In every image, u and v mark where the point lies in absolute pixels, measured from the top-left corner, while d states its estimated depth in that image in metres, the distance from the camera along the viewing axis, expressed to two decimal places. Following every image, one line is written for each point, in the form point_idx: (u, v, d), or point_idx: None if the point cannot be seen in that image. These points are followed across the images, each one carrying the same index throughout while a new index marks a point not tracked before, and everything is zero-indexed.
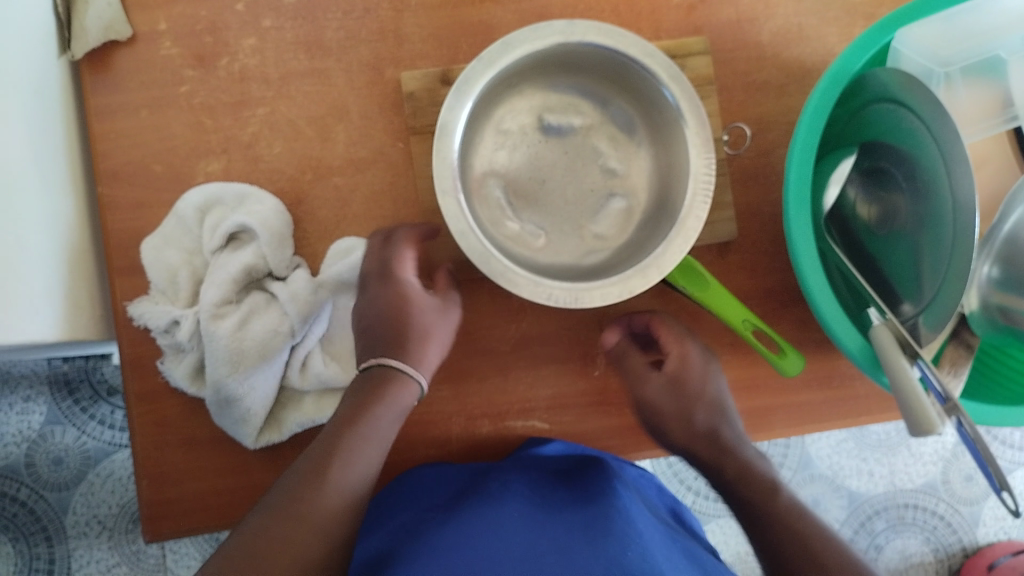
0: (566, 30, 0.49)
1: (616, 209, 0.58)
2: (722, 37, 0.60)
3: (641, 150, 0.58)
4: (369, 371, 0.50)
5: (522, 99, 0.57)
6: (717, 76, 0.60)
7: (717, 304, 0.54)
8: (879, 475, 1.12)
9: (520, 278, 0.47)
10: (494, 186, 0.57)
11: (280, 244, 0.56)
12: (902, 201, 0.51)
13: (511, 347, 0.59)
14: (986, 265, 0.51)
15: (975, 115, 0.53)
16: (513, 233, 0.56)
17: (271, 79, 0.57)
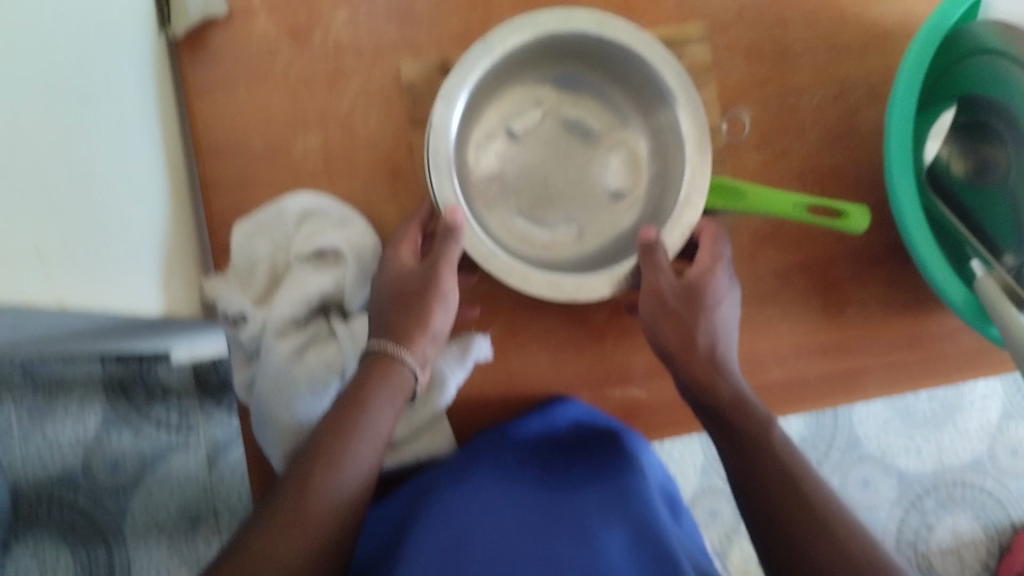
0: (483, 53, 0.50)
1: (622, 160, 0.58)
2: (803, 0, 0.61)
3: (609, 101, 0.58)
4: (372, 355, 0.50)
5: (482, 129, 0.56)
6: (799, 39, 0.61)
7: (763, 202, 0.52)
8: (927, 453, 1.12)
9: (591, 280, 0.50)
10: (514, 219, 0.56)
11: (359, 275, 0.55)
12: (1001, 153, 0.51)
13: (608, 313, 0.59)
14: None
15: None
16: (551, 242, 0.56)
17: (365, 52, 0.58)
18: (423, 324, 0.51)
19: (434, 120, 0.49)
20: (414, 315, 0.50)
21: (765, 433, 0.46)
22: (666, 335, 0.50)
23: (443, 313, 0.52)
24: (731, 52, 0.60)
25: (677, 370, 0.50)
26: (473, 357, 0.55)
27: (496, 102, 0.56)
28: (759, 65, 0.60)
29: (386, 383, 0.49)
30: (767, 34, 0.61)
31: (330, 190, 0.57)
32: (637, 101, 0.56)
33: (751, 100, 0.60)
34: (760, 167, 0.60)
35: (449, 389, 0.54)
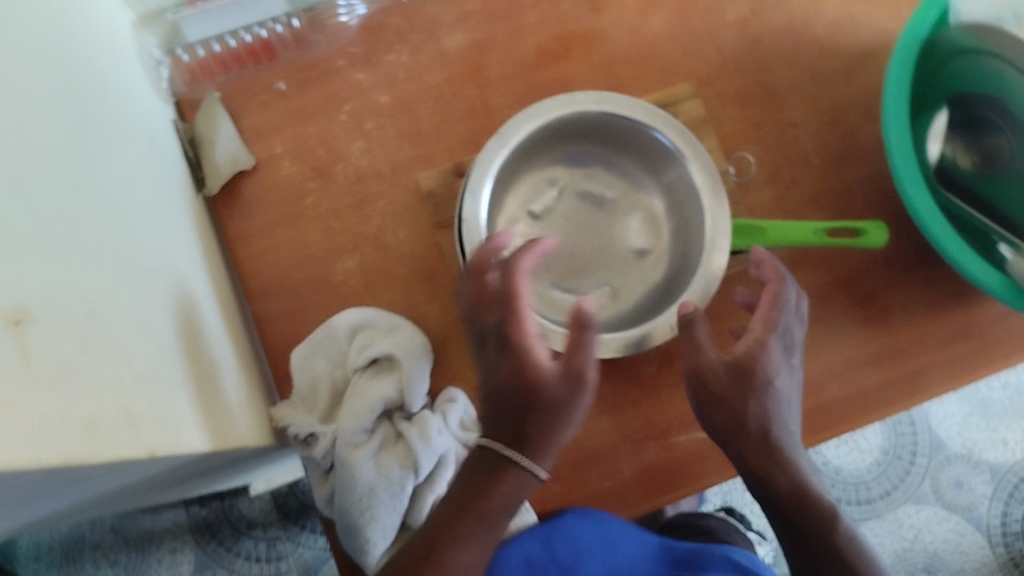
0: (498, 146, 0.53)
1: (641, 219, 0.60)
2: (781, 40, 0.64)
3: (620, 167, 0.60)
4: (495, 459, 0.46)
5: (505, 216, 0.59)
6: (786, 75, 0.64)
7: (783, 235, 0.55)
8: (1014, 441, 1.15)
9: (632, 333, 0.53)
10: (549, 290, 0.58)
11: (413, 371, 0.57)
12: (1004, 140, 0.53)
13: (658, 365, 0.61)
14: None
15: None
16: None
17: (384, 173, 0.62)
18: (563, 433, 0.47)
19: (465, 215, 0.52)
20: (552, 428, 0.46)
21: (830, 525, 0.50)
22: (716, 418, 0.50)
23: (571, 424, 0.47)
24: (722, 100, 0.63)
25: (725, 435, 0.50)
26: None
27: (514, 188, 0.59)
28: (753, 107, 0.63)
29: (510, 503, 0.47)
30: (753, 77, 0.64)
31: (374, 303, 0.61)
32: (647, 164, 0.59)
33: (753, 139, 0.63)
34: (776, 201, 0.62)
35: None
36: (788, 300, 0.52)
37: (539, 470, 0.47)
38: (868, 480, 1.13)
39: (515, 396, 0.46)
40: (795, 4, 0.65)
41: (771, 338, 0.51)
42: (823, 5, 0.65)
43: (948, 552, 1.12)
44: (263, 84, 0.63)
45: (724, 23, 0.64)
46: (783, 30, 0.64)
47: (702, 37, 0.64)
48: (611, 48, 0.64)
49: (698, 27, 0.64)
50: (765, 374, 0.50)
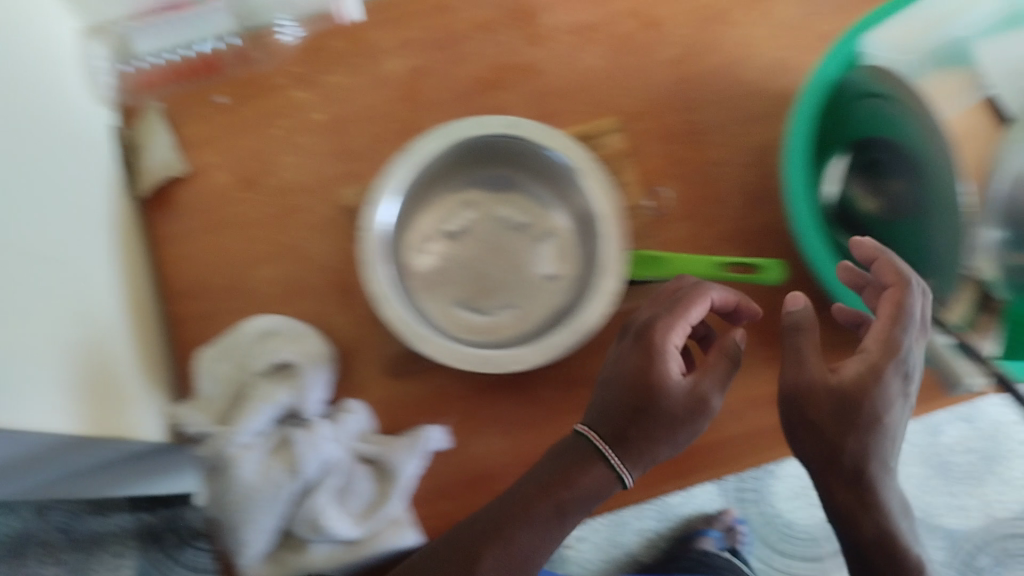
0: (405, 161, 0.55)
1: (553, 246, 0.61)
2: (712, 81, 0.66)
3: (534, 195, 0.62)
4: (590, 449, 0.51)
5: (417, 233, 0.60)
6: (713, 116, 0.65)
7: (683, 267, 0.58)
8: (973, 509, 1.12)
9: (525, 350, 0.53)
10: (456, 310, 0.59)
11: (307, 381, 0.57)
12: (901, 184, 0.54)
13: (561, 392, 0.60)
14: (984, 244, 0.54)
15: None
16: (495, 327, 0.59)
17: (314, 186, 0.64)
18: (663, 446, 0.50)
19: (368, 222, 0.53)
20: (650, 440, 0.50)
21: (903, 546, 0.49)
22: (804, 441, 0.49)
23: (674, 445, 0.50)
24: (649, 137, 0.64)
25: (806, 455, 0.49)
26: (428, 447, 0.58)
27: (428, 207, 0.60)
28: (679, 145, 0.64)
29: (589, 497, 0.50)
30: (681, 115, 0.65)
31: (290, 311, 0.61)
32: (559, 192, 0.60)
33: (675, 176, 0.64)
34: (694, 238, 0.63)
35: (403, 478, 0.56)
36: (912, 309, 0.49)
37: (627, 475, 0.50)
38: (818, 537, 1.11)
39: (634, 389, 0.50)
40: (727, 48, 0.66)
41: (887, 368, 0.48)
42: (756, 51, 0.66)
43: None
44: (203, 95, 0.64)
45: (657, 62, 0.66)
46: (713, 73, 0.66)
47: (635, 74, 0.66)
48: (543, 80, 0.65)
49: (632, 64, 0.66)
50: (871, 409, 0.47)
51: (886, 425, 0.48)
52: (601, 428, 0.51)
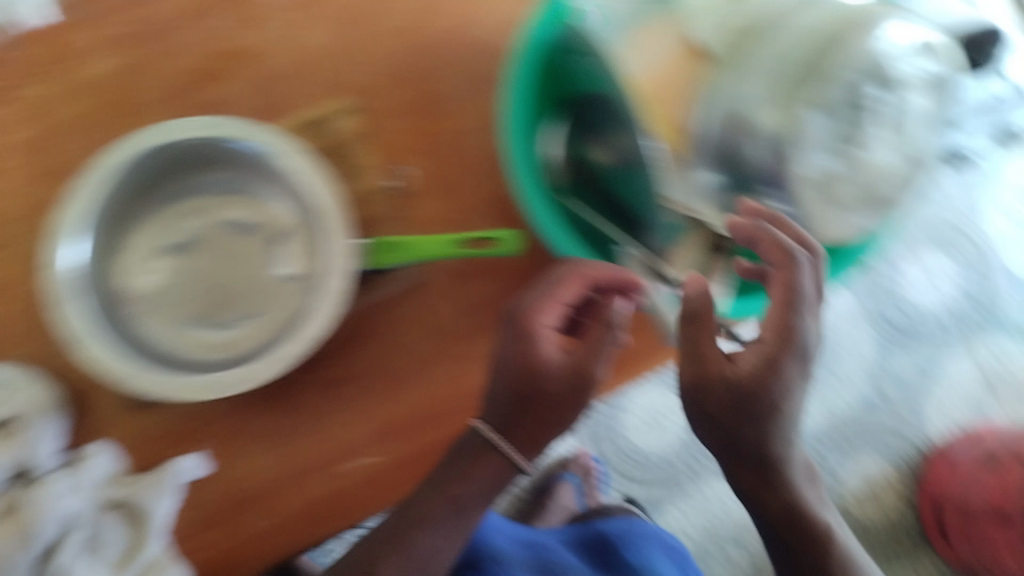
0: (88, 189, 0.51)
1: (287, 247, 0.59)
2: (442, 47, 0.63)
3: (257, 193, 0.59)
4: (488, 444, 0.57)
5: (135, 253, 0.58)
6: (449, 83, 0.62)
7: (420, 248, 0.55)
8: (813, 406, 1.14)
9: (252, 365, 0.52)
10: (192, 329, 0.57)
11: (34, 434, 0.55)
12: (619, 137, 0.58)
13: (319, 397, 0.61)
14: (704, 173, 0.60)
15: (647, 59, 0.60)
16: (237, 338, 0.58)
17: (22, 213, 0.58)
18: (554, 424, 0.58)
19: (55, 263, 0.50)
20: (538, 424, 0.58)
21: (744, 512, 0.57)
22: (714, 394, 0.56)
23: (566, 415, 0.58)
24: (389, 113, 0.61)
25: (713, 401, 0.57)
26: (184, 477, 0.57)
27: (143, 224, 0.58)
28: (421, 118, 0.61)
29: (480, 490, 0.59)
30: (420, 87, 0.62)
31: (17, 354, 0.58)
32: (281, 187, 0.58)
33: (418, 153, 0.61)
34: (442, 215, 0.60)
35: (156, 517, 0.56)
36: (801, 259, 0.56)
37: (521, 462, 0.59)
38: None
39: (522, 378, 0.56)
40: (456, 10, 0.63)
41: (781, 362, 0.55)
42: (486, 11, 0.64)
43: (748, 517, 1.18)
44: None
45: (391, 30, 0.62)
46: (442, 37, 0.63)
47: (361, 47, 0.61)
48: (262, 64, 0.61)
49: (356, 36, 0.61)
50: (768, 399, 0.56)
51: (783, 410, 0.57)
52: (528, 395, 0.56)
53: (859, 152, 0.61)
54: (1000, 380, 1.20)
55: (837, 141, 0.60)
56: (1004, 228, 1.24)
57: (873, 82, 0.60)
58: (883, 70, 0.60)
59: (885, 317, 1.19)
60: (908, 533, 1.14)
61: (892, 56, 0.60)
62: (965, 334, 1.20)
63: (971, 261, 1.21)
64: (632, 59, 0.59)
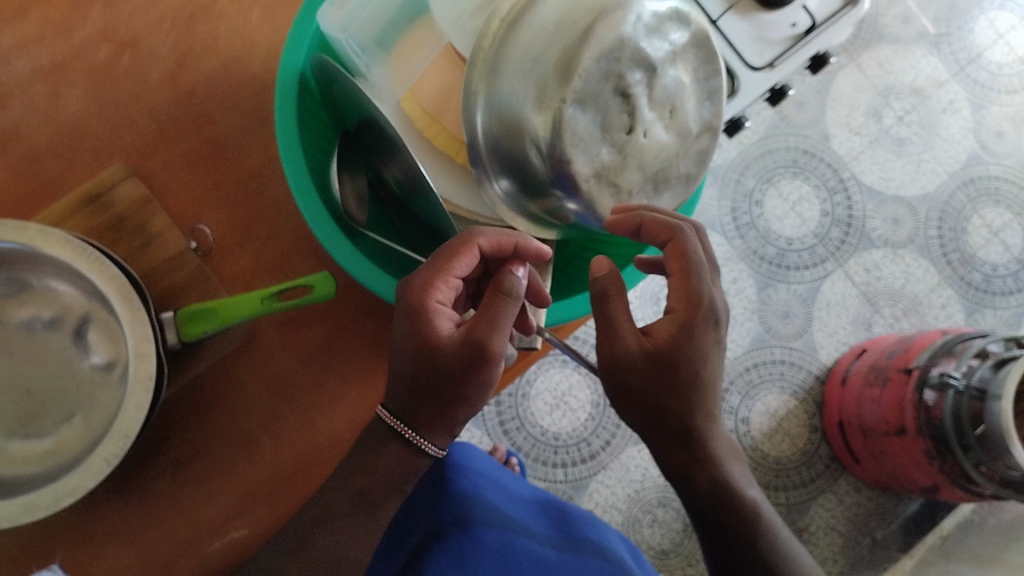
0: None
1: (97, 330, 0.56)
2: (217, 88, 0.61)
3: (43, 285, 0.55)
4: (392, 432, 0.52)
5: None
6: (232, 125, 0.61)
7: (233, 310, 0.54)
8: None
9: (67, 478, 0.48)
10: (6, 442, 0.53)
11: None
12: (394, 168, 0.53)
13: (172, 479, 0.57)
14: (496, 182, 0.52)
15: (399, 70, 0.54)
16: (56, 447, 0.54)
17: None
18: (463, 401, 0.50)
19: None
20: (436, 405, 0.50)
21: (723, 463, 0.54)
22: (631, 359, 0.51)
23: (471, 396, 0.50)
24: (171, 168, 0.59)
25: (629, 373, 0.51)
26: None
27: None
28: (208, 168, 0.60)
29: (387, 483, 0.53)
30: (199, 136, 0.60)
31: None
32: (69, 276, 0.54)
33: (217, 203, 0.60)
34: (256, 262, 0.60)
35: None
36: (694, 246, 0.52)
37: (429, 445, 0.53)
38: (586, 437, 1.14)
39: (417, 361, 0.50)
40: (223, 48, 0.61)
41: (697, 327, 0.51)
42: (255, 41, 0.62)
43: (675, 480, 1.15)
44: None
45: (150, 83, 0.60)
46: (216, 78, 0.61)
47: (129, 105, 0.59)
48: (26, 144, 0.58)
49: (121, 95, 0.59)
50: (689, 365, 0.51)
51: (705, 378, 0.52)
52: (426, 381, 0.50)
53: (661, 115, 0.49)
54: (878, 292, 1.23)
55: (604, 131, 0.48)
56: (850, 144, 1.26)
57: (650, 43, 0.47)
58: (646, 51, 0.47)
59: (757, 253, 1.20)
60: (820, 457, 1.18)
61: (648, 26, 0.46)
62: (834, 254, 1.22)
63: (828, 181, 1.24)
64: (387, 91, 0.55)
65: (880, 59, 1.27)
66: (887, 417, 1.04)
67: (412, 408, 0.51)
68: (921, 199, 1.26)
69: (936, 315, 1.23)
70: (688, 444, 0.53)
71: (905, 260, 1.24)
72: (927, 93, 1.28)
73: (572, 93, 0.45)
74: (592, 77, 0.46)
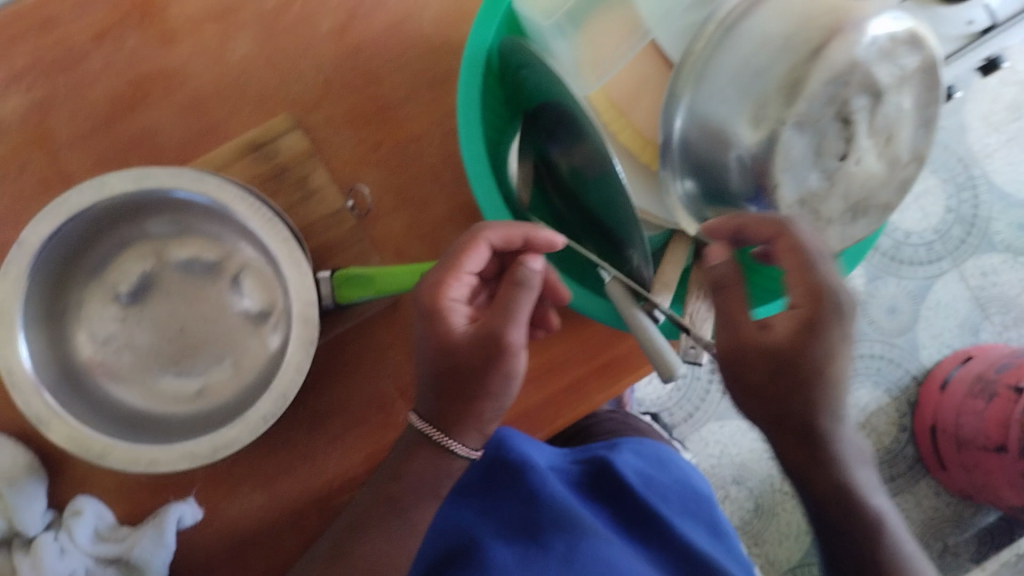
0: (32, 256, 0.48)
1: (253, 278, 0.56)
2: (385, 45, 0.61)
3: (206, 228, 0.56)
4: (422, 436, 0.51)
5: (90, 306, 0.55)
6: (396, 85, 0.60)
7: (391, 281, 0.54)
8: None
9: (226, 431, 0.49)
10: (160, 379, 0.55)
11: (18, 498, 0.53)
12: (575, 153, 0.52)
13: (308, 431, 0.58)
14: (678, 182, 0.50)
15: (592, 53, 0.51)
16: (206, 389, 0.55)
17: None
18: (487, 397, 0.49)
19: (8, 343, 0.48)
20: (465, 404, 0.49)
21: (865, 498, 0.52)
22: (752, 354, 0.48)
23: (493, 394, 0.49)
24: (332, 124, 0.60)
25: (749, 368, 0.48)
26: (174, 521, 0.55)
27: (95, 270, 0.55)
28: (368, 128, 0.60)
29: (420, 488, 0.51)
30: (362, 94, 0.60)
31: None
32: (232, 224, 0.55)
33: (374, 164, 0.60)
34: (406, 227, 0.60)
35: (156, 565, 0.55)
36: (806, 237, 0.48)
37: (460, 446, 0.51)
38: (670, 407, 1.14)
39: (441, 362, 0.49)
40: (394, 4, 0.61)
41: (822, 322, 0.47)
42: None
43: (753, 460, 1.14)
44: None
45: (319, 35, 0.60)
46: (383, 35, 0.61)
47: (297, 56, 0.60)
48: (192, 86, 0.59)
49: (289, 45, 0.60)
50: (812, 361, 0.47)
51: (832, 373, 0.47)
52: (456, 382, 0.49)
53: (875, 144, 0.50)
54: (990, 298, 1.19)
55: (816, 156, 0.49)
56: (986, 139, 1.20)
57: (880, 67, 0.47)
58: (874, 75, 0.47)
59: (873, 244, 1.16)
60: (904, 458, 1.16)
61: (881, 49, 0.47)
62: (952, 253, 1.17)
63: (957, 176, 1.18)
64: (579, 78, 0.52)
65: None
66: (988, 432, 1.01)
67: (444, 405, 0.49)
68: None
69: None
70: (809, 443, 0.49)
71: None
72: None
73: (794, 116, 0.47)
74: (816, 99, 0.47)
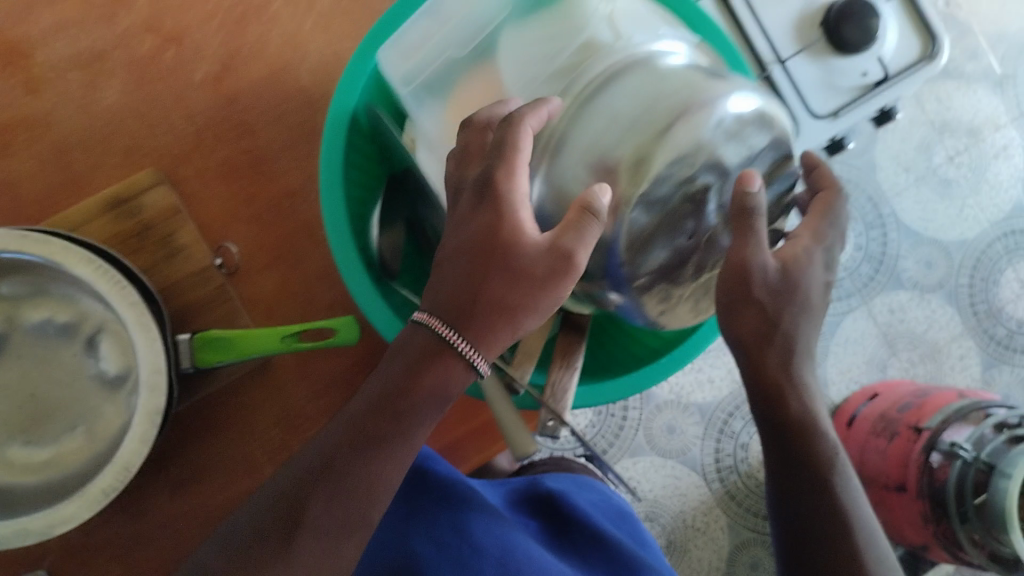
0: None
1: (109, 341, 0.54)
2: (262, 94, 0.58)
3: (59, 289, 0.53)
4: (436, 342, 0.41)
5: None
6: (272, 137, 0.58)
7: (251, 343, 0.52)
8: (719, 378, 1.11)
9: (63, 507, 0.47)
10: (9, 448, 0.53)
11: None
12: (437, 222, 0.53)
13: (169, 496, 0.56)
14: None
15: (450, 124, 0.50)
16: (55, 458, 0.53)
17: None
18: (509, 322, 0.41)
19: None
20: (496, 321, 0.41)
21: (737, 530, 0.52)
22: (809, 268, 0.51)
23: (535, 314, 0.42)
24: (204, 177, 0.57)
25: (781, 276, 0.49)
26: None
27: None
28: (242, 181, 0.57)
29: (437, 400, 0.41)
30: (238, 145, 0.57)
31: None
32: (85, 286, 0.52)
33: (247, 219, 0.57)
34: (278, 285, 0.58)
35: None
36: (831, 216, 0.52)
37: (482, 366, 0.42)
38: None
39: (483, 256, 0.41)
40: (272, 51, 0.58)
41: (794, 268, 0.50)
42: (306, 47, 0.59)
43: (670, 502, 1.08)
44: None
45: (193, 84, 0.57)
46: (260, 84, 0.57)
47: (168, 105, 0.57)
48: (53, 134, 0.55)
49: (158, 92, 0.57)
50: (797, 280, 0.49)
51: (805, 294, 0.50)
52: (497, 278, 0.41)
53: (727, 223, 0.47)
54: (899, 335, 1.19)
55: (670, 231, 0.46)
56: (897, 179, 1.20)
57: (727, 148, 0.45)
58: (721, 155, 0.44)
59: None
60: None
61: (729, 130, 0.44)
62: (861, 291, 1.17)
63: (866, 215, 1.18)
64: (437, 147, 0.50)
65: (938, 95, 1.21)
66: (889, 471, 1.02)
67: (472, 300, 0.41)
68: (958, 245, 1.20)
69: (952, 366, 1.19)
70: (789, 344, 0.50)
71: (931, 305, 1.19)
72: (982, 134, 1.22)
73: (639, 196, 0.43)
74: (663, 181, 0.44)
